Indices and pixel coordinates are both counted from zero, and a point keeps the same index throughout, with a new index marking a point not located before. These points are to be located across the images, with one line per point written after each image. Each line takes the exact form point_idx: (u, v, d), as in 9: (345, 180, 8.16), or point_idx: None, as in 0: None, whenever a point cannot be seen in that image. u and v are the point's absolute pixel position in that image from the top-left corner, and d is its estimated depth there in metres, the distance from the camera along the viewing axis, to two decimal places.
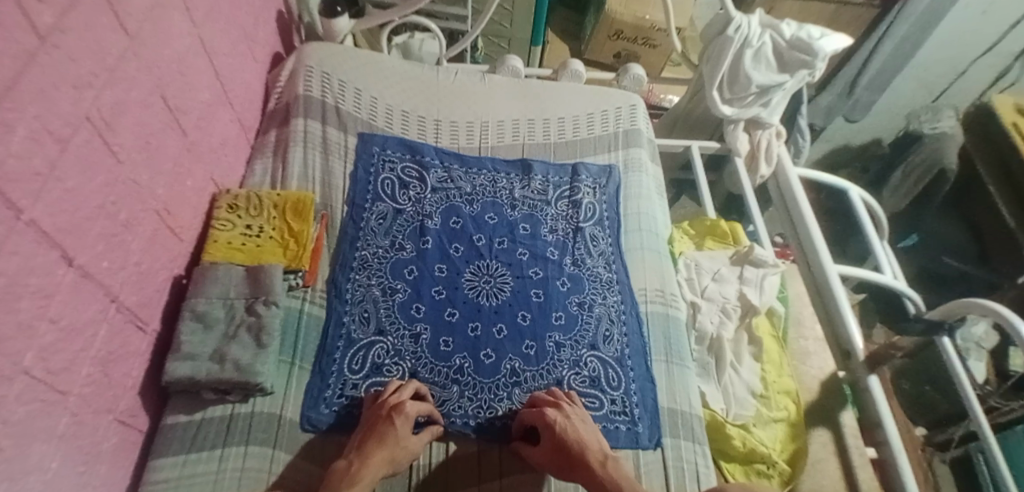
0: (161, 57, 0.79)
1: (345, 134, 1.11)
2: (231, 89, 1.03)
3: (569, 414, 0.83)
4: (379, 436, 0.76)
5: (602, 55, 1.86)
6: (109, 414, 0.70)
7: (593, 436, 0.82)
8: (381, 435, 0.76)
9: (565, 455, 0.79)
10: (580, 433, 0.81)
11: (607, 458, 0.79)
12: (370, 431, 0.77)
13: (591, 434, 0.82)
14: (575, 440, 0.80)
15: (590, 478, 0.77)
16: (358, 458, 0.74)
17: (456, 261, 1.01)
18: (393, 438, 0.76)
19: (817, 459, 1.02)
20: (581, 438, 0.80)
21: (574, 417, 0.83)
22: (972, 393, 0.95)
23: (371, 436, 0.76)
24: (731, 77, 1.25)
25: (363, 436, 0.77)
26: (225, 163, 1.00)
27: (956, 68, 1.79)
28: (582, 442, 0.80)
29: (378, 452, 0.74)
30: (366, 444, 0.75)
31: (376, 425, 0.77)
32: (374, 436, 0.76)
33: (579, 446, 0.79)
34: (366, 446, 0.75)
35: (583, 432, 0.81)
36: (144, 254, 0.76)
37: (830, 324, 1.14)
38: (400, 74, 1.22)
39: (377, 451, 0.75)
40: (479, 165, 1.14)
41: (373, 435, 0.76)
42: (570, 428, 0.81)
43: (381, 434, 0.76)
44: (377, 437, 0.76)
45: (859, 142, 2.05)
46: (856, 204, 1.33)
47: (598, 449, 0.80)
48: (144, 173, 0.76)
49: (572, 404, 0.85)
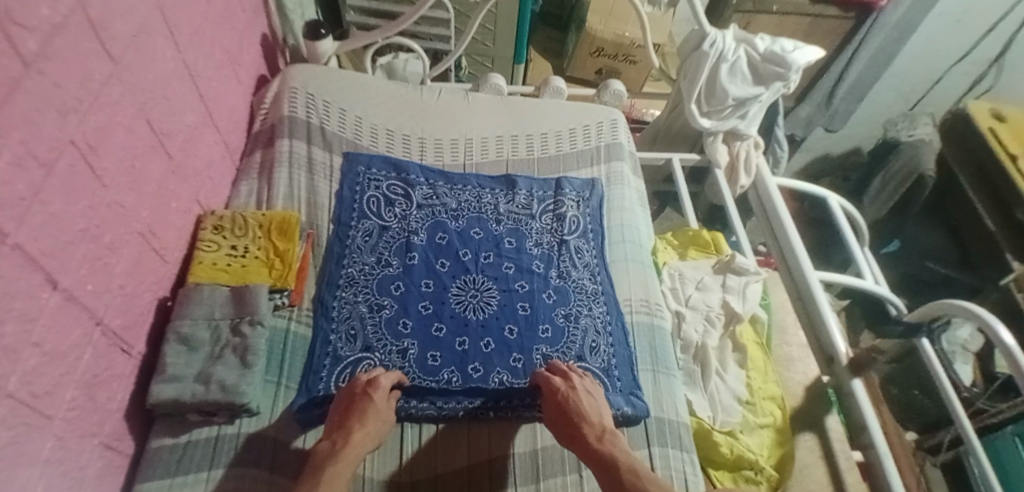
0: (145, 81, 0.80)
1: (331, 154, 1.13)
2: (215, 112, 1.04)
3: (577, 386, 0.87)
4: (362, 412, 0.79)
5: (584, 73, 1.90)
6: (93, 438, 0.69)
7: (596, 411, 0.85)
8: (362, 411, 0.79)
9: (568, 425, 0.83)
10: (585, 405, 0.85)
11: (605, 433, 0.82)
12: (350, 409, 0.79)
13: (594, 410, 0.85)
14: (577, 411, 0.83)
15: (586, 449, 0.80)
16: (342, 436, 0.76)
17: (442, 276, 1.01)
18: (374, 411, 0.79)
19: (804, 464, 1.04)
20: (583, 411, 0.84)
21: (581, 391, 0.86)
22: (953, 395, 0.96)
23: (351, 414, 0.79)
24: (708, 90, 1.28)
25: (342, 416, 0.79)
26: (210, 185, 1.01)
27: (932, 77, 1.85)
28: (583, 414, 0.83)
29: (364, 426, 0.77)
30: (349, 422, 0.78)
31: (356, 403, 0.80)
32: (355, 413, 0.79)
33: (580, 418, 0.83)
34: (348, 424, 0.78)
35: (586, 405, 0.85)
36: (128, 277, 0.77)
37: (812, 331, 1.15)
38: (385, 93, 1.24)
39: (362, 426, 0.77)
40: (464, 181, 1.16)
41: (354, 412, 0.79)
42: (575, 400, 0.85)
43: (362, 409, 0.79)
44: (358, 413, 0.79)
45: (840, 151, 2.11)
46: (835, 211, 1.36)
47: (598, 423, 0.83)
48: (128, 196, 0.76)
49: (581, 377, 0.90)
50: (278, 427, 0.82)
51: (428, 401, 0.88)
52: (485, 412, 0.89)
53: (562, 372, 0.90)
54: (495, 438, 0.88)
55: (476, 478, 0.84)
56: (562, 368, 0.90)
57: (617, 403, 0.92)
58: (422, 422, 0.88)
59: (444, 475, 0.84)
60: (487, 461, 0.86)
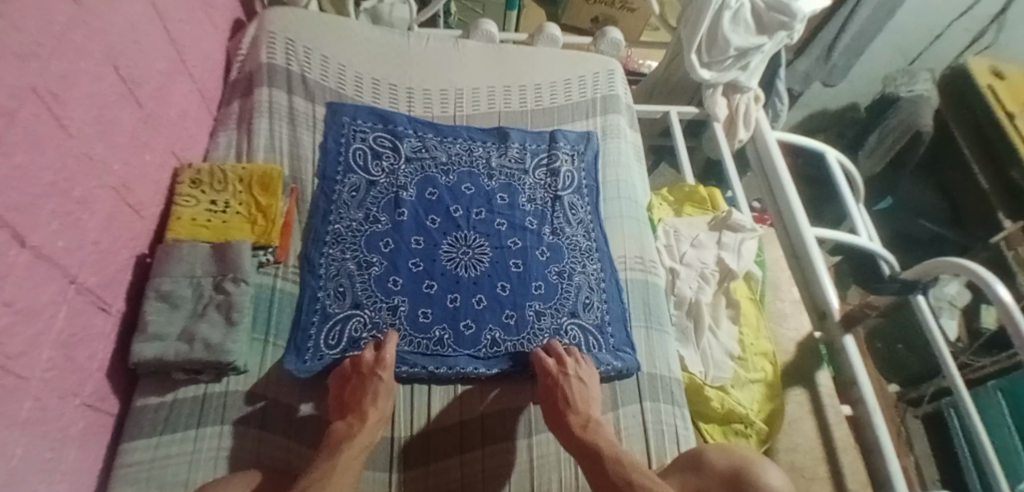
0: (110, 24, 0.74)
1: (313, 104, 1.08)
2: (189, 58, 0.97)
3: (569, 373, 0.84)
4: (373, 392, 0.77)
5: (580, 21, 1.82)
6: (75, 397, 0.68)
7: (586, 400, 0.82)
8: (373, 392, 0.77)
9: (554, 411, 0.81)
10: (574, 394, 0.82)
11: (590, 422, 0.79)
12: (358, 391, 0.77)
13: (583, 398, 0.82)
14: (565, 399, 0.81)
15: (570, 438, 0.77)
16: (357, 418, 0.74)
17: (433, 232, 0.98)
18: (385, 390, 0.78)
19: (793, 418, 1.05)
20: (570, 398, 0.81)
21: (572, 378, 0.83)
22: (945, 349, 0.97)
23: (361, 394, 0.77)
24: (710, 39, 1.23)
25: (351, 397, 0.77)
26: (186, 136, 0.96)
27: (934, 31, 1.74)
28: (570, 401, 0.81)
29: (377, 407, 0.76)
30: (360, 403, 0.76)
31: (364, 383, 0.78)
32: (365, 394, 0.77)
33: (567, 405, 0.81)
34: (361, 406, 0.76)
35: (575, 391, 0.82)
36: (103, 233, 0.73)
37: (805, 288, 1.15)
38: (369, 40, 1.18)
39: (376, 407, 0.76)
40: (454, 134, 1.11)
41: (364, 392, 0.77)
42: (564, 386, 0.82)
43: (373, 389, 0.77)
44: (369, 395, 0.77)
45: (837, 106, 1.98)
46: (833, 167, 1.33)
47: (584, 412, 0.80)
48: (98, 147, 0.72)
49: (576, 361, 0.86)
50: (269, 385, 0.80)
51: (419, 364, 0.85)
52: (477, 370, 0.87)
53: (555, 355, 0.86)
54: (491, 394, 0.88)
55: (468, 433, 0.84)
56: (559, 350, 0.87)
57: (608, 359, 0.91)
58: (413, 383, 0.87)
59: (437, 430, 0.84)
60: (479, 416, 0.86)
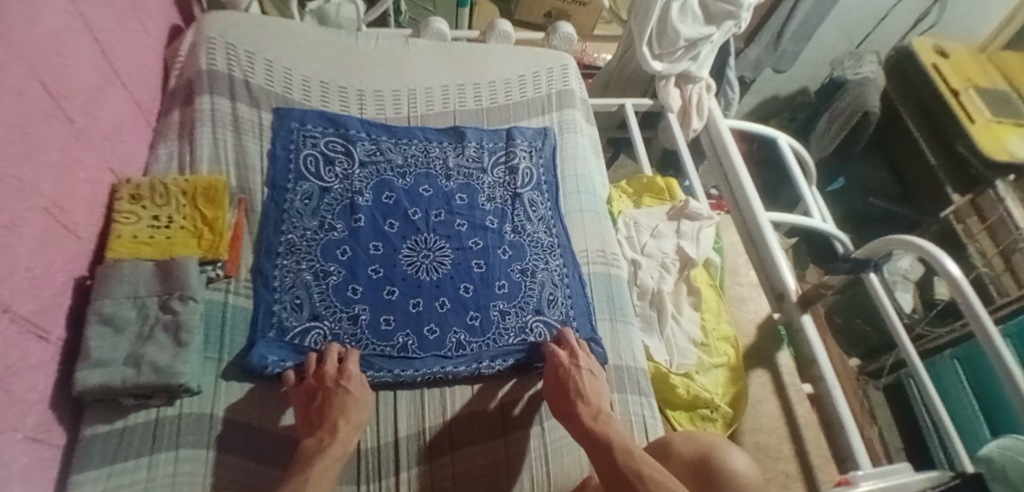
0: (31, 35, 0.70)
1: (259, 111, 1.04)
2: (122, 67, 0.93)
3: (581, 365, 0.86)
4: (342, 405, 0.75)
5: (532, 15, 1.83)
6: (16, 432, 0.64)
7: (596, 393, 0.82)
8: (342, 405, 0.75)
9: (564, 401, 0.82)
10: (585, 384, 0.83)
11: (601, 414, 0.78)
12: (325, 406, 0.75)
13: (594, 390, 0.82)
14: (577, 388, 0.82)
15: (578, 426, 0.77)
16: (328, 431, 0.73)
17: (391, 237, 0.97)
18: (354, 400, 0.76)
19: (757, 398, 1.08)
20: (581, 388, 0.82)
21: (584, 369, 0.85)
22: (898, 324, 1.01)
23: (329, 409, 0.75)
24: (660, 31, 1.24)
25: (319, 413, 0.75)
26: (123, 149, 0.92)
27: (877, 15, 1.80)
28: (581, 391, 0.82)
29: (348, 419, 0.74)
30: (330, 417, 0.74)
31: (330, 397, 0.76)
32: (334, 408, 0.75)
33: (577, 395, 0.81)
34: (332, 420, 0.74)
35: (586, 382, 0.83)
36: (35, 257, 0.69)
37: (763, 271, 1.17)
38: (315, 42, 1.14)
39: (347, 419, 0.74)
40: (409, 135, 1.10)
41: (333, 406, 0.75)
42: (575, 377, 0.83)
43: (341, 402, 0.76)
44: (338, 408, 0.75)
45: (787, 92, 2.02)
46: (785, 152, 1.36)
47: (595, 403, 0.80)
48: (26, 167, 0.68)
49: (588, 355, 0.88)
50: (222, 404, 0.78)
51: (385, 368, 0.84)
52: (444, 371, 0.86)
53: (568, 348, 0.89)
54: (458, 398, 0.87)
55: (437, 439, 0.83)
56: (573, 342, 0.90)
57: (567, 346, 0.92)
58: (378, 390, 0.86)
59: (406, 438, 0.82)
60: (446, 425, 0.84)
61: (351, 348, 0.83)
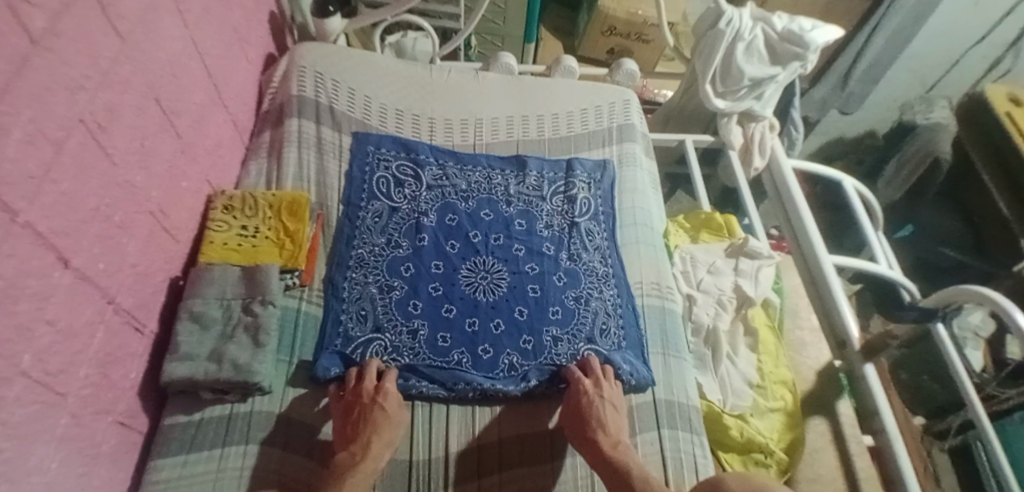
0: (154, 60, 0.79)
1: (340, 134, 1.12)
2: (225, 90, 1.03)
3: (604, 396, 0.86)
4: (375, 423, 0.78)
5: (596, 52, 1.88)
6: (108, 415, 0.70)
7: (616, 423, 0.85)
8: (375, 422, 0.78)
9: (582, 428, 0.84)
10: (607, 415, 0.84)
11: (619, 444, 0.81)
12: (360, 422, 0.78)
13: (614, 421, 0.84)
14: (598, 418, 0.84)
15: (597, 455, 0.80)
16: (360, 448, 0.75)
17: (453, 257, 1.01)
18: (387, 419, 0.79)
19: (814, 447, 1.03)
20: (602, 419, 0.83)
21: (606, 400, 0.86)
22: (967, 383, 0.96)
23: (363, 425, 0.78)
24: (724, 70, 1.26)
25: (354, 428, 0.78)
26: (220, 164, 1.01)
27: (948, 60, 1.76)
28: (601, 421, 0.83)
29: (380, 437, 0.77)
30: (364, 434, 0.77)
31: (366, 413, 0.79)
32: (368, 424, 0.78)
33: (598, 424, 0.83)
34: (365, 436, 0.76)
35: (607, 413, 0.84)
36: (140, 256, 0.77)
37: (824, 316, 1.13)
38: (394, 72, 1.22)
39: (379, 438, 0.77)
40: (474, 162, 1.14)
41: (367, 423, 0.78)
42: (597, 406, 0.84)
43: (374, 419, 0.78)
44: (371, 425, 0.78)
45: (854, 134, 1.97)
46: (850, 195, 1.33)
47: (614, 434, 0.83)
48: (139, 175, 0.76)
49: (611, 385, 0.89)
50: (292, 404, 0.82)
51: (438, 381, 0.87)
52: (496, 390, 0.88)
53: (592, 376, 0.89)
54: (509, 419, 0.89)
55: (485, 457, 0.85)
56: (597, 370, 0.90)
57: (620, 365, 0.93)
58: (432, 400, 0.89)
59: (456, 453, 0.84)
60: (496, 442, 0.86)
61: (388, 366, 0.87)
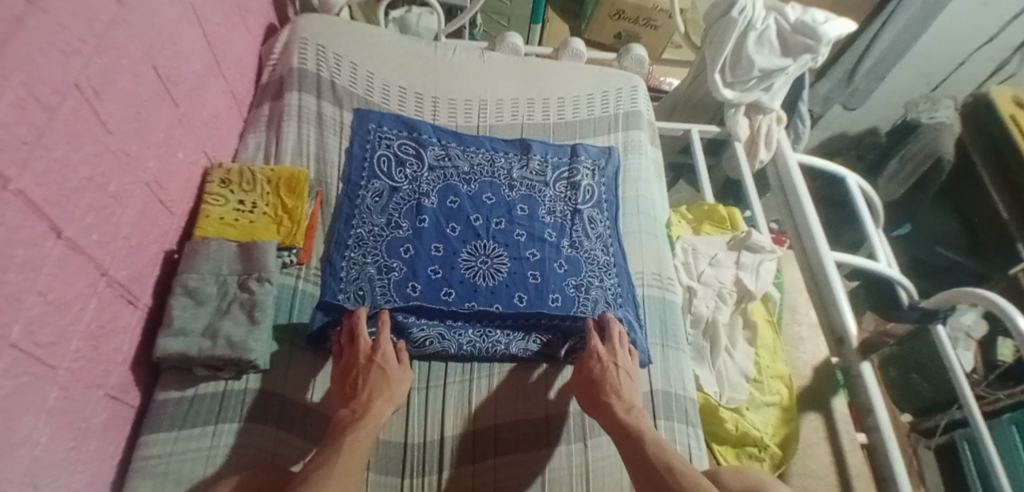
0: (151, 25, 0.76)
1: (341, 110, 1.10)
2: (223, 60, 1.00)
3: (619, 363, 0.86)
4: (374, 382, 0.77)
5: (602, 36, 1.85)
6: (98, 389, 0.68)
7: (630, 391, 0.84)
8: (374, 382, 0.77)
9: (595, 393, 0.83)
10: (620, 382, 0.84)
11: (633, 409, 0.81)
12: (359, 381, 0.77)
13: (628, 388, 0.84)
14: (613, 384, 0.83)
15: (610, 418, 0.80)
16: (361, 407, 0.75)
17: (453, 240, 0.99)
18: (385, 378, 0.78)
19: (808, 442, 1.04)
20: (617, 386, 0.83)
21: (621, 369, 0.85)
22: (964, 381, 0.95)
23: (359, 385, 0.77)
24: (733, 59, 1.24)
25: (354, 387, 0.77)
26: (217, 136, 0.98)
27: (956, 59, 1.74)
28: (616, 388, 0.83)
29: (379, 396, 0.76)
30: (364, 393, 0.76)
31: (364, 373, 0.78)
32: (365, 384, 0.77)
33: (612, 390, 0.83)
34: (365, 395, 0.76)
35: (621, 381, 0.84)
36: (134, 228, 0.75)
37: (822, 309, 1.13)
38: (397, 49, 1.19)
39: (378, 395, 0.76)
40: (477, 144, 1.13)
41: (364, 382, 0.77)
42: (612, 374, 0.84)
43: (371, 379, 0.77)
44: (370, 385, 0.77)
45: (856, 131, 1.94)
46: (852, 190, 1.32)
47: (628, 399, 0.82)
48: (134, 144, 0.73)
49: (627, 355, 0.88)
50: (286, 384, 0.82)
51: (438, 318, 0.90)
52: (497, 346, 0.90)
53: (608, 343, 0.88)
54: (501, 402, 0.88)
55: (481, 444, 0.84)
56: (615, 337, 0.89)
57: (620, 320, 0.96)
58: (430, 362, 0.90)
59: (451, 437, 0.84)
60: (492, 426, 0.86)
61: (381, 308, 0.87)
